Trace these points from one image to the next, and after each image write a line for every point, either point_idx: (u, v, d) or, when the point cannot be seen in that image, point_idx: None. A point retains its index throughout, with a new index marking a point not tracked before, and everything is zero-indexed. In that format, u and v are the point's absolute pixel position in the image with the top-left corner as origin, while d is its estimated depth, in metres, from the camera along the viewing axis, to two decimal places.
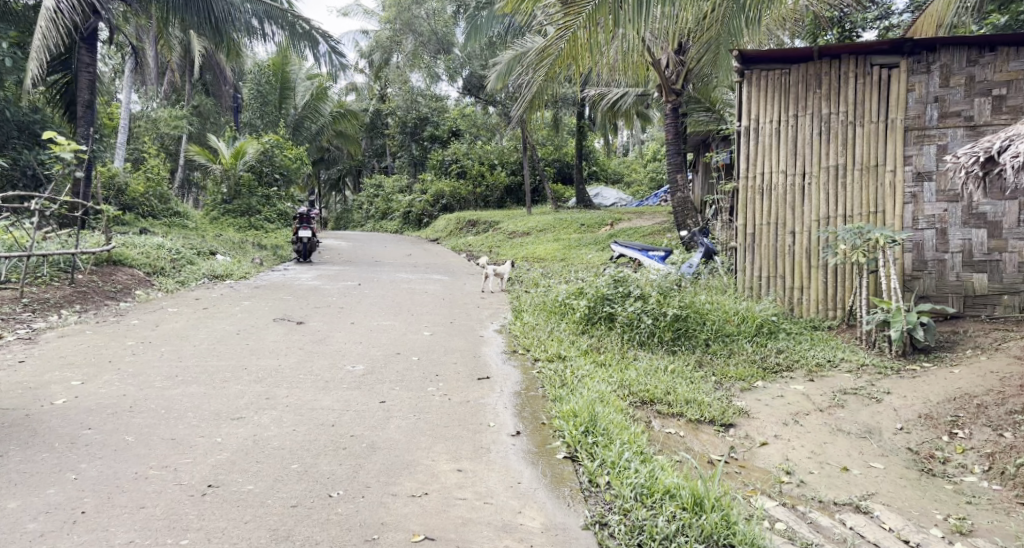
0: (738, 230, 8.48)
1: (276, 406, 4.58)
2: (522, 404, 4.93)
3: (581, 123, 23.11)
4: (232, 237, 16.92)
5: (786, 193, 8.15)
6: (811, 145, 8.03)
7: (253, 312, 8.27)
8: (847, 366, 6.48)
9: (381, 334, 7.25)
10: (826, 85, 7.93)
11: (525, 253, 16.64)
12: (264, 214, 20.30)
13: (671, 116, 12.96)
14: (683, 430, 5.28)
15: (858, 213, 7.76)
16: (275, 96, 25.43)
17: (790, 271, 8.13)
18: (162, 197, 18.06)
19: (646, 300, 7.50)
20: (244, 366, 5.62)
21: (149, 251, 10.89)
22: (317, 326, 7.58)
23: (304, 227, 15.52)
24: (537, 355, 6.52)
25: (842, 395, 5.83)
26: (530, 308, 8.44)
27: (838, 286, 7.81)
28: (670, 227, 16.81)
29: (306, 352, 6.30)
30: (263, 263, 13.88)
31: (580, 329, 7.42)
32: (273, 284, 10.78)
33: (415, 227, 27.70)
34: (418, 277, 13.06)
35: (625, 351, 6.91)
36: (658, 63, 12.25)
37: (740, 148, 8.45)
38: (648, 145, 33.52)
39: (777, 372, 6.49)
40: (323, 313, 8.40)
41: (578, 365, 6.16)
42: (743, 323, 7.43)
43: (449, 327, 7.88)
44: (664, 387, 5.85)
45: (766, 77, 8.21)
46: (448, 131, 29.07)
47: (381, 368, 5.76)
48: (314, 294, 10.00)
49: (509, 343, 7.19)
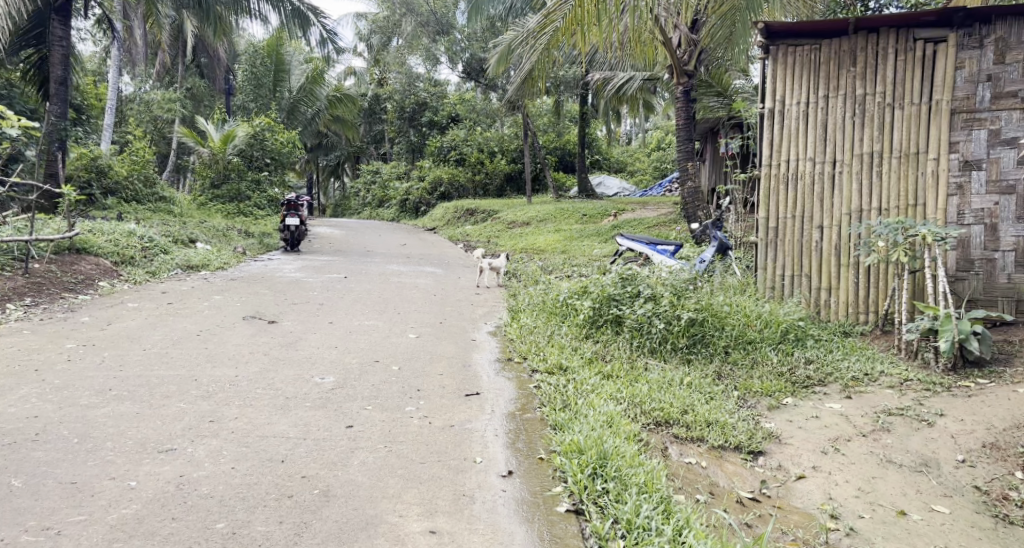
0: (758, 223, 7.75)
1: (217, 433, 3.80)
2: (519, 429, 4.17)
3: (584, 110, 22.36)
4: (218, 224, 16.10)
5: (814, 183, 7.42)
6: (843, 129, 7.31)
7: (222, 309, 7.47)
8: (888, 381, 5.70)
9: (360, 337, 6.46)
10: (862, 61, 7.20)
11: (525, 244, 15.85)
12: (254, 200, 19.47)
13: (683, 99, 12.16)
14: (705, 460, 4.52)
15: (895, 206, 7.02)
16: (269, 80, 24.57)
17: (816, 270, 7.39)
18: (147, 180, 17.12)
19: (658, 301, 6.75)
20: (193, 376, 4.83)
21: (118, 237, 10.01)
22: (290, 326, 6.79)
23: (292, 214, 14.68)
24: (536, 363, 5.77)
25: (886, 417, 5.05)
26: (528, 308, 7.65)
27: (871, 288, 7.07)
28: (676, 218, 16.02)
29: (271, 358, 5.51)
30: (246, 252, 13.05)
31: (584, 334, 6.64)
32: (251, 276, 9.97)
33: (412, 215, 26.93)
34: (410, 269, 12.26)
35: (634, 360, 6.15)
36: (669, 43, 11.43)
37: (764, 133, 7.72)
38: (652, 135, 32.68)
39: (808, 387, 5.72)
40: (300, 311, 7.61)
41: (583, 376, 5.41)
42: (766, 327, 6.65)
43: (439, 328, 7.10)
44: (680, 405, 5.09)
45: (795, 53, 7.49)
46: (448, 117, 28.23)
47: (353, 380, 4.98)
48: (295, 288, 9.20)
49: (504, 348, 6.41)
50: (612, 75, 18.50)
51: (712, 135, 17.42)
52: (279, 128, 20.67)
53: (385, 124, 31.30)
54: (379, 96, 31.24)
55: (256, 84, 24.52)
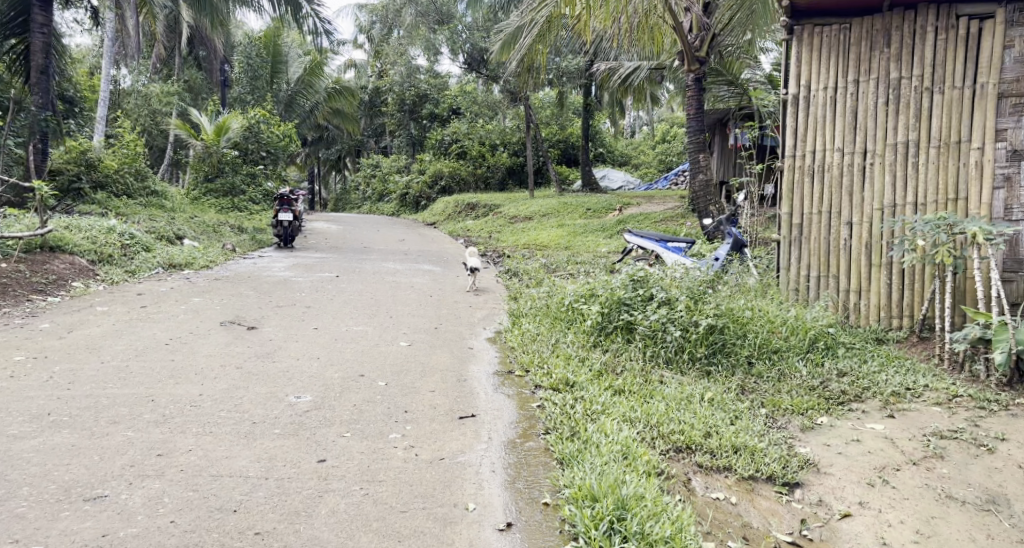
0: (780, 219, 7.19)
1: (162, 473, 3.22)
2: (520, 464, 3.59)
3: (588, 102, 21.77)
4: (210, 219, 15.48)
5: (842, 175, 6.84)
6: (875, 116, 6.71)
7: (200, 312, 6.87)
8: (934, 396, 5.13)
9: (346, 347, 5.88)
10: (897, 42, 6.62)
11: (527, 239, 15.27)
12: (249, 194, 18.88)
13: (694, 87, 11.55)
14: (734, 494, 3.93)
15: (933, 200, 6.43)
16: (267, 70, 23.79)
17: (844, 271, 6.80)
18: (138, 174, 16.44)
19: (673, 305, 6.16)
20: (151, 394, 4.20)
21: (96, 234, 9.34)
22: (271, 333, 6.19)
23: (285, 209, 14.13)
24: (539, 377, 5.17)
25: (937, 441, 4.47)
26: (529, 313, 7.04)
27: (905, 290, 6.47)
28: (685, 213, 15.43)
29: (244, 371, 4.91)
30: (236, 249, 12.42)
31: (591, 342, 6.05)
32: (236, 275, 9.34)
33: (412, 209, 26.37)
34: (407, 267, 11.67)
35: (649, 373, 5.57)
36: (679, 27, 10.81)
37: (787, 121, 7.15)
38: (657, 128, 32.07)
39: (843, 403, 5.11)
40: (284, 314, 7.02)
41: (592, 393, 4.83)
42: (794, 335, 6.06)
43: (434, 335, 6.51)
44: (703, 428, 4.51)
45: (822, 33, 6.94)
46: (449, 110, 27.65)
47: (333, 400, 4.38)
48: (282, 289, 8.59)
49: (504, 359, 5.84)
50: (618, 64, 17.88)
51: (720, 126, 16.83)
52: (274, 121, 20.02)
53: (385, 117, 30.69)
54: (379, 88, 30.61)
55: (254, 75, 23.79)
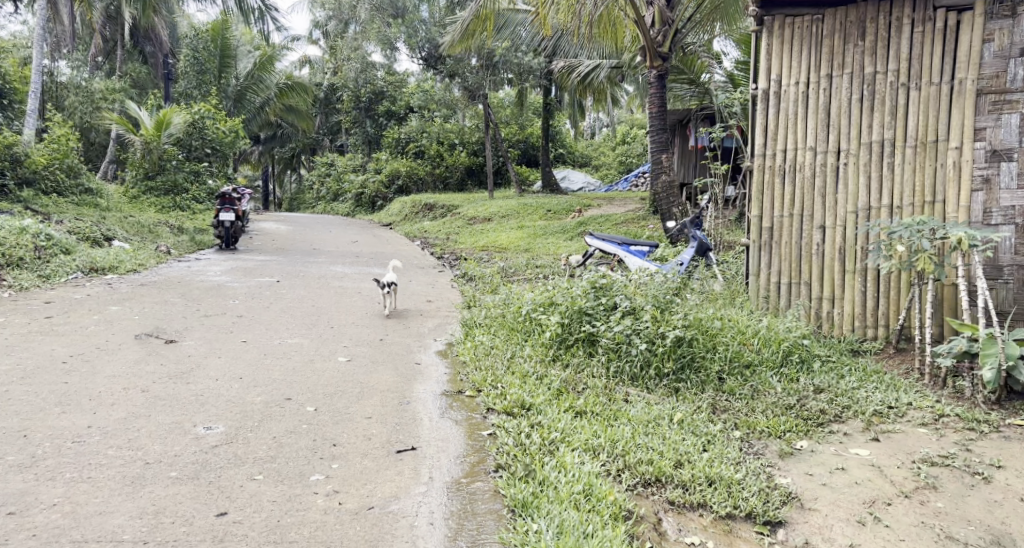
0: (750, 221, 6.76)
1: (8, 540, 2.69)
2: (461, 517, 3.05)
3: (547, 101, 21.31)
4: (147, 219, 14.62)
5: (814, 175, 6.43)
6: (849, 114, 6.31)
7: (114, 324, 6.19)
8: (919, 414, 4.69)
9: (275, 364, 5.27)
10: (872, 34, 6.20)
11: (485, 241, 14.74)
12: (192, 193, 18.03)
13: (657, 84, 11.12)
14: (710, 538, 3.46)
15: (909, 203, 6.04)
16: (214, 64, 22.81)
17: (818, 277, 6.38)
18: (70, 170, 15.51)
19: (639, 315, 5.68)
20: (25, 428, 3.56)
21: (7, 235, 8.54)
22: (191, 349, 5.54)
23: (227, 208, 13.37)
24: (492, 398, 4.63)
25: (928, 469, 4.02)
26: (483, 324, 6.48)
27: (880, 299, 6.06)
28: (646, 214, 15.04)
29: (151, 394, 4.28)
30: (170, 251, 11.64)
31: (550, 357, 5.54)
32: (166, 280, 8.63)
33: (368, 209, 25.65)
34: (356, 271, 11.03)
35: (614, 393, 5.08)
36: (639, 20, 10.38)
37: (757, 118, 6.73)
38: (618, 128, 31.82)
39: (823, 425, 4.64)
40: (210, 327, 6.37)
41: (550, 418, 4.30)
42: (765, 348, 5.61)
43: (376, 350, 5.92)
44: (673, 457, 4.03)
45: (793, 24, 6.51)
46: (406, 108, 26.98)
47: (248, 432, 3.79)
48: (214, 296, 7.93)
49: (455, 376, 5.29)
50: (578, 62, 17.42)
51: (681, 126, 16.51)
52: (220, 116, 19.11)
53: (340, 114, 29.89)
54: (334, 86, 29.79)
55: (200, 69, 22.79)
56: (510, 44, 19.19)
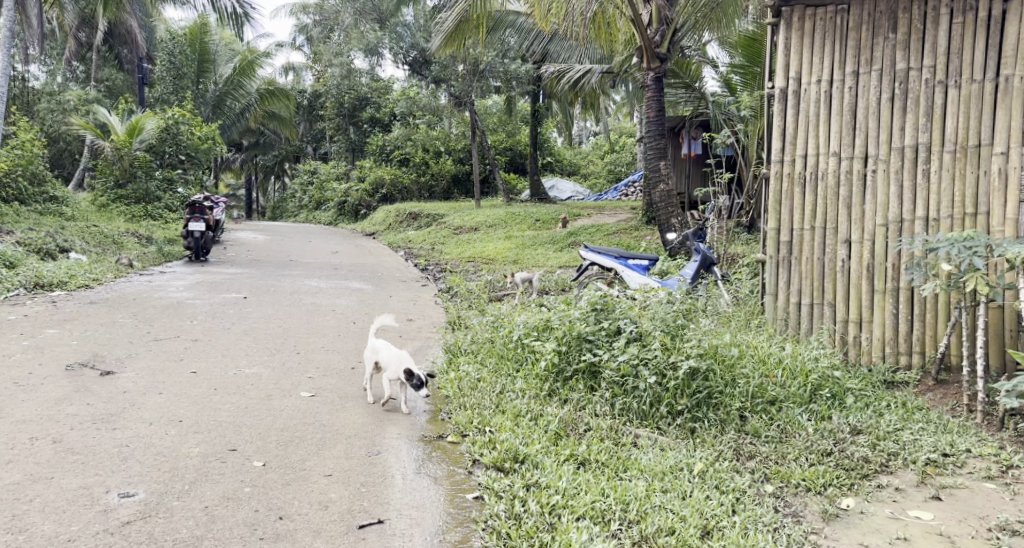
0: (766, 235, 6.04)
1: None
2: None
3: (536, 108, 20.66)
4: (112, 229, 13.79)
5: (838, 184, 5.70)
6: (877, 114, 5.56)
7: (44, 350, 5.41)
8: (981, 464, 4.00)
9: (224, 403, 4.51)
10: (904, 26, 5.47)
11: (471, 252, 14.05)
12: (165, 202, 17.20)
13: (655, 87, 10.44)
14: None
15: (947, 214, 5.32)
16: (193, 69, 21.90)
17: (843, 297, 5.65)
18: (33, 177, 14.63)
19: (647, 343, 4.97)
20: None
21: None
22: (129, 383, 4.79)
23: (197, 218, 12.58)
24: (478, 447, 3.89)
25: (1010, 539, 3.34)
26: (468, 349, 5.75)
27: (914, 323, 5.36)
28: (640, 224, 14.41)
29: (63, 446, 3.53)
30: (132, 264, 10.84)
31: (546, 392, 4.83)
32: (118, 299, 7.84)
33: (351, 218, 24.93)
34: (332, 285, 10.30)
35: (621, 437, 4.36)
36: (637, 19, 9.73)
37: (773, 120, 6.00)
38: (606, 136, 31.26)
39: (868, 477, 3.93)
40: (156, 355, 5.61)
41: (547, 475, 3.57)
42: (792, 380, 4.87)
43: (345, 384, 5.17)
44: (698, 525, 3.32)
45: (815, 16, 5.79)
46: (390, 114, 26.25)
47: (173, 500, 3.08)
48: (170, 316, 7.15)
49: (437, 416, 4.55)
50: (568, 67, 16.49)
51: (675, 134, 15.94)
52: (196, 121, 18.34)
53: (322, 121, 29.11)
54: (317, 93, 28.98)
55: (177, 74, 21.91)
56: (497, 50, 18.56)
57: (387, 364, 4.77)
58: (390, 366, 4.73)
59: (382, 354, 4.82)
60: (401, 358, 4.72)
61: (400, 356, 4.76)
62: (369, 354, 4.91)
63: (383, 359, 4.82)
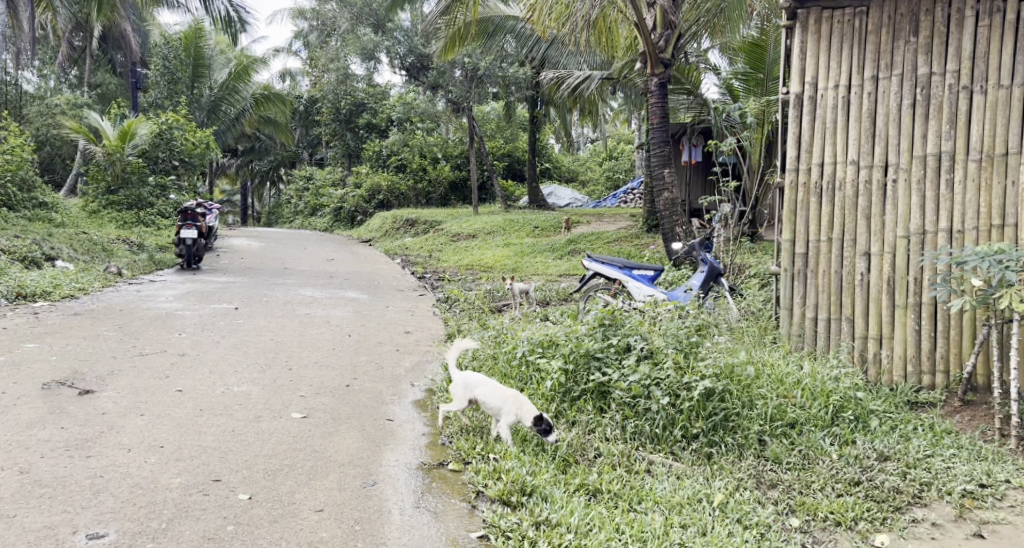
0: (780, 247, 5.78)
1: None
2: None
3: (534, 115, 20.43)
4: (102, 236, 13.50)
5: (855, 194, 5.42)
6: (897, 121, 5.27)
7: (20, 367, 5.14)
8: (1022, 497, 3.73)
9: (208, 426, 4.24)
10: (926, 29, 5.17)
11: (469, 259, 13.79)
12: (157, 208, 16.89)
13: (659, 93, 10.20)
14: None
15: (973, 227, 5.04)
16: (187, 73, 21.61)
17: (862, 313, 5.37)
18: (22, 183, 14.33)
19: (659, 361, 4.69)
20: None
21: None
22: (109, 403, 4.52)
23: (188, 225, 12.29)
24: (481, 478, 3.62)
25: None
26: (469, 366, 5.46)
27: (939, 340, 5.09)
28: (641, 232, 14.16)
29: (30, 478, 3.28)
30: (121, 272, 10.55)
31: (552, 415, 4.55)
32: (105, 310, 7.56)
33: (348, 224, 24.66)
34: (327, 294, 10.02)
35: (633, 464, 4.08)
36: (641, 23, 9.47)
37: (788, 128, 5.73)
38: (605, 143, 31.05)
39: (901, 510, 3.66)
40: (139, 372, 5.34)
41: (558, 510, 3.31)
42: (812, 401, 4.59)
43: (339, 404, 4.90)
44: None
45: (831, 18, 5.51)
46: (387, 120, 26.02)
47: (146, 542, 2.87)
48: (157, 329, 6.86)
49: (438, 440, 4.28)
50: (567, 73, 16.21)
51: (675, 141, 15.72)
52: (190, 126, 18.07)
53: (319, 127, 28.84)
54: (313, 99, 28.69)
55: (172, 78, 21.65)
56: (494, 55, 18.37)
57: (495, 407, 4.13)
58: (502, 409, 4.10)
59: (484, 394, 4.16)
60: (517, 399, 4.09)
61: (513, 396, 4.12)
62: (462, 393, 4.23)
63: (485, 399, 4.17)
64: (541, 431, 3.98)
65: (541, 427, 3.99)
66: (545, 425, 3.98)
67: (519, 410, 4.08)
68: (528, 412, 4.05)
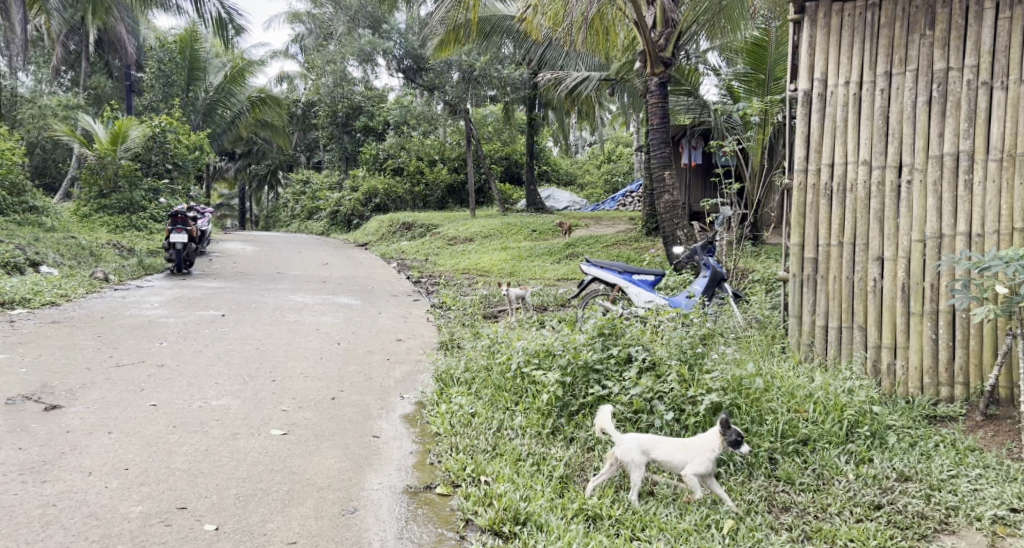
0: (789, 251, 5.50)
1: None
2: None
3: (532, 117, 20.14)
4: (91, 241, 13.23)
5: (868, 196, 5.13)
6: (912, 118, 4.97)
7: None
8: None
9: (180, 445, 3.97)
10: (943, 21, 4.87)
11: (466, 263, 13.51)
12: (150, 212, 16.61)
13: (658, 93, 9.96)
14: None
15: (993, 230, 4.73)
16: (182, 76, 21.36)
17: (875, 321, 5.09)
18: (11, 187, 14.06)
19: (662, 374, 4.40)
20: None
21: None
22: (75, 420, 4.24)
23: (179, 229, 12.01)
24: (472, 505, 3.36)
25: None
26: (461, 378, 5.17)
27: (957, 350, 4.81)
28: (641, 236, 13.89)
29: None
30: (107, 277, 10.26)
31: (549, 431, 4.26)
32: (86, 318, 7.28)
33: (344, 228, 24.39)
34: (319, 300, 9.74)
35: (635, 485, 3.80)
36: (641, 21, 9.20)
37: (796, 126, 5.44)
38: (603, 145, 30.81)
39: (927, 539, 3.41)
40: (112, 384, 5.06)
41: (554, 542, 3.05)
42: (826, 416, 4.31)
43: (322, 419, 4.62)
44: None
45: (842, 12, 5.23)
46: (384, 123, 25.77)
47: None
48: (137, 337, 6.57)
49: (426, 459, 4.00)
50: (565, 74, 15.93)
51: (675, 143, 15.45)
52: (183, 129, 17.81)
53: (316, 130, 28.57)
54: (310, 102, 28.46)
55: (167, 81, 21.27)
56: (490, 57, 18.15)
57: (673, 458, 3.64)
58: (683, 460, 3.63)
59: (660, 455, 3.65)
60: (693, 446, 3.63)
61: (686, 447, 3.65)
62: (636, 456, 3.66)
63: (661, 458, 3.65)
64: (731, 444, 3.56)
65: (732, 443, 3.54)
66: (733, 433, 3.53)
67: (700, 450, 3.62)
68: (710, 439, 3.60)
